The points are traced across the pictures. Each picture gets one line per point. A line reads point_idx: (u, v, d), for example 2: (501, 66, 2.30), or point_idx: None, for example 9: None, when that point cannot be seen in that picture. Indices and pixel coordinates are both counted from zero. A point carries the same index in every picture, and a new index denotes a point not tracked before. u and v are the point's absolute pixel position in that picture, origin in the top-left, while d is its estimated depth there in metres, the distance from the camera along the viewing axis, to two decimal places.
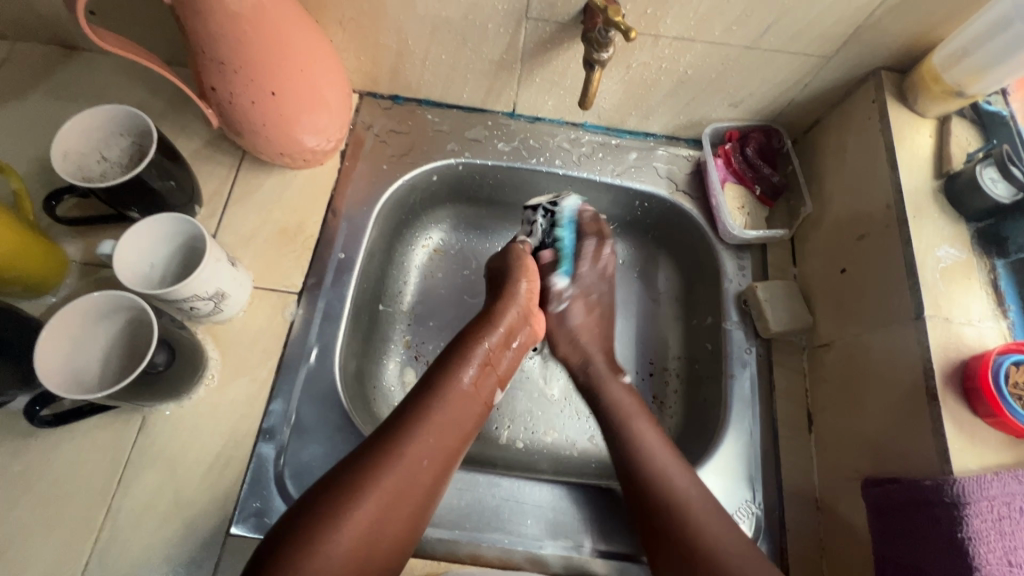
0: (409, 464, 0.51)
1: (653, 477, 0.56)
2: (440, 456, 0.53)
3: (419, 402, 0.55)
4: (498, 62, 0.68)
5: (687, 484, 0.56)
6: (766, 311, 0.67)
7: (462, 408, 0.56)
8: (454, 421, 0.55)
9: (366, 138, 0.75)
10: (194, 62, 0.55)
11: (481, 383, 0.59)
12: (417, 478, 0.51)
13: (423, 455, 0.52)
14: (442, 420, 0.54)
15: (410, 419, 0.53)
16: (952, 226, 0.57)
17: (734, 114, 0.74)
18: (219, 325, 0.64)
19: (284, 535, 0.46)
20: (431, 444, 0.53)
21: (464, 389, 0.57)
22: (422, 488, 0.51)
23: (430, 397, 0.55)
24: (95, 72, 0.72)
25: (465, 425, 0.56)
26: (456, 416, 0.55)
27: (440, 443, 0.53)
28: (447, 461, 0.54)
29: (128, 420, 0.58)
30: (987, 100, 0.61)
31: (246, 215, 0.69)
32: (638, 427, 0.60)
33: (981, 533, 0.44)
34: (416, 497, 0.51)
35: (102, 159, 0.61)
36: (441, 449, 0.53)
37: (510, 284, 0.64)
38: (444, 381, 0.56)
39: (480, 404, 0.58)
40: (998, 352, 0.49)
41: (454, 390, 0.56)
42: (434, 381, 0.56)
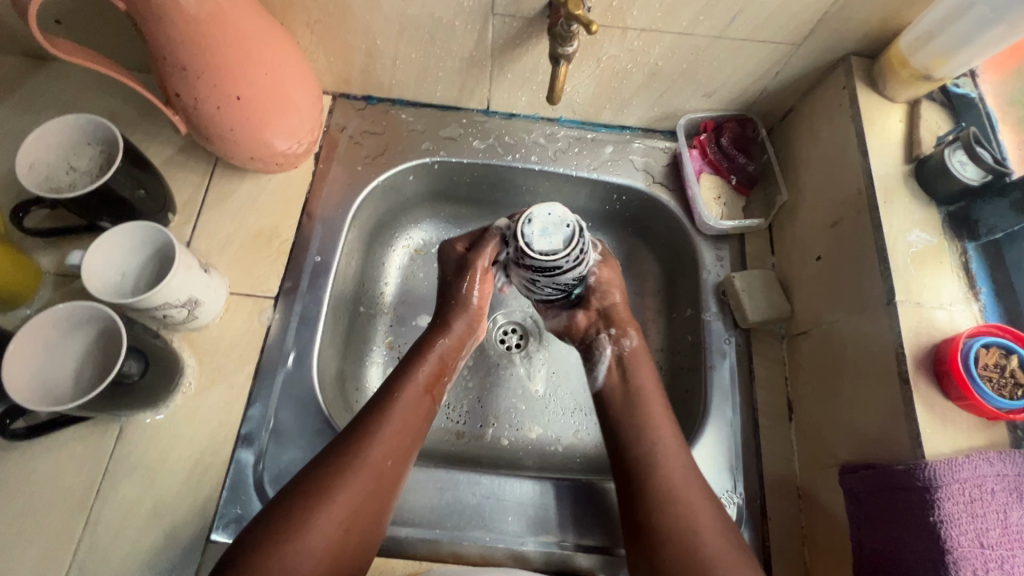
0: (370, 461, 0.51)
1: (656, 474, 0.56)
2: (400, 451, 0.53)
3: (376, 404, 0.55)
4: (469, 59, 0.68)
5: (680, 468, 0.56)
6: (744, 300, 0.67)
7: (416, 404, 0.57)
8: (411, 418, 0.56)
9: (339, 140, 0.75)
10: (157, 69, 0.55)
11: (434, 385, 0.60)
12: (380, 477, 0.51)
13: (385, 454, 0.52)
14: (400, 418, 0.55)
15: (369, 417, 0.54)
16: (923, 211, 0.57)
17: (708, 104, 0.74)
18: (195, 333, 0.64)
19: (250, 545, 0.46)
20: (391, 441, 0.53)
21: (416, 388, 0.58)
22: (385, 485, 0.52)
23: (387, 398, 0.56)
24: (63, 82, 0.72)
25: (421, 421, 0.57)
26: (413, 414, 0.56)
27: (401, 440, 0.54)
28: (407, 457, 0.54)
29: (106, 431, 0.58)
30: (955, 83, 0.61)
31: (221, 221, 0.69)
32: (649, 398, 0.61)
33: (953, 516, 0.44)
34: (381, 492, 0.51)
35: (71, 168, 0.60)
36: (401, 446, 0.54)
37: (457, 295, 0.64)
38: (399, 385, 0.57)
39: (433, 402, 0.59)
40: (968, 335, 0.49)
41: (409, 389, 0.57)
42: (392, 385, 0.57)
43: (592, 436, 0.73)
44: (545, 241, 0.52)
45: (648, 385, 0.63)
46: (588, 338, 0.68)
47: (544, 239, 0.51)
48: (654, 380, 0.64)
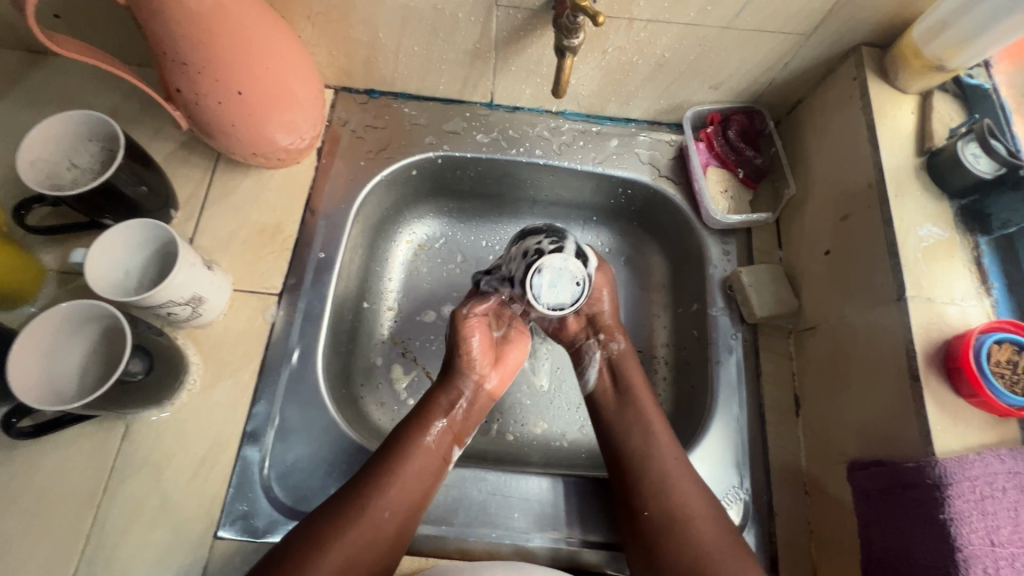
0: (369, 519, 0.52)
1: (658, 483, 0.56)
2: (401, 512, 0.54)
3: (382, 458, 0.56)
4: (472, 51, 0.67)
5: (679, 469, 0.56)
6: (751, 295, 0.67)
7: (424, 462, 0.57)
8: (416, 475, 0.56)
9: (342, 134, 0.74)
10: (157, 64, 0.54)
11: (442, 441, 0.59)
12: (378, 536, 0.52)
13: (383, 509, 0.53)
14: (404, 474, 0.55)
15: (374, 473, 0.54)
16: (935, 204, 0.56)
17: (715, 97, 0.73)
18: (200, 330, 0.64)
19: None
20: (394, 500, 0.53)
21: (425, 446, 0.58)
22: (382, 543, 0.52)
23: (393, 452, 0.56)
24: (63, 77, 0.71)
25: (427, 479, 0.56)
26: (418, 471, 0.56)
27: (401, 497, 0.54)
28: (410, 515, 0.54)
29: (112, 428, 0.58)
30: (969, 74, 0.60)
31: (223, 217, 0.69)
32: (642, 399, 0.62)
33: (964, 513, 0.44)
34: (377, 549, 0.51)
35: (73, 165, 0.60)
36: (403, 504, 0.54)
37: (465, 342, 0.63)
38: (406, 439, 0.57)
39: (443, 460, 0.59)
40: (980, 331, 0.49)
41: (416, 445, 0.57)
42: (398, 439, 0.57)
43: None
44: (556, 292, 0.58)
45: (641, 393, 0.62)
46: (577, 343, 0.68)
47: (552, 292, 0.58)
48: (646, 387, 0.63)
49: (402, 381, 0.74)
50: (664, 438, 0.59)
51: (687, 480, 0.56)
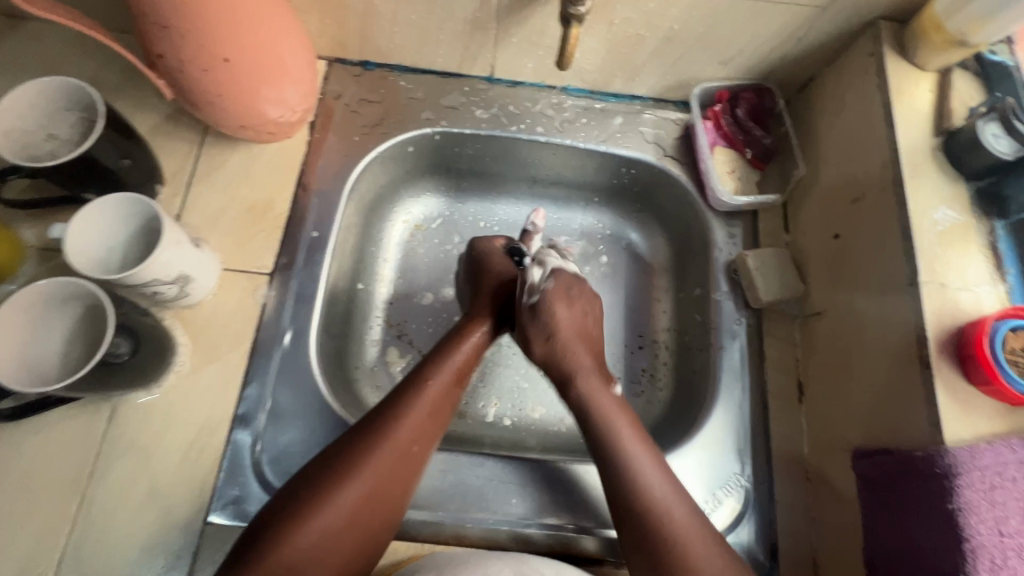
0: (399, 445, 0.51)
1: (656, 521, 0.50)
2: (427, 443, 0.53)
3: (408, 387, 0.55)
4: (472, 21, 0.63)
5: (663, 483, 0.52)
6: (756, 279, 0.65)
7: (449, 395, 0.57)
8: (441, 404, 0.56)
9: (335, 108, 0.71)
10: (137, 26, 0.50)
11: (466, 371, 0.60)
12: (407, 463, 0.51)
13: (413, 440, 0.52)
14: (430, 403, 0.55)
15: (400, 399, 0.54)
16: (951, 186, 0.54)
17: (723, 73, 0.70)
18: (188, 310, 0.61)
19: (267, 518, 0.46)
20: (421, 427, 0.53)
21: (450, 375, 0.57)
22: (409, 471, 0.52)
23: (420, 382, 0.55)
24: (42, 43, 0.68)
25: (449, 411, 0.57)
26: (443, 401, 0.56)
27: (428, 428, 0.54)
28: (433, 443, 0.54)
29: (98, 410, 0.57)
30: (990, 50, 0.57)
31: (212, 193, 0.66)
32: None
33: (973, 504, 0.43)
34: (403, 477, 0.51)
35: (51, 136, 0.57)
36: (428, 432, 0.54)
37: (486, 302, 0.65)
38: (432, 370, 0.57)
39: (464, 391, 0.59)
40: (995, 317, 0.47)
41: (443, 375, 0.57)
42: (425, 371, 0.57)
43: None
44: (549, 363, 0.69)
45: (602, 400, 0.58)
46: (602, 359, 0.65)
47: None
48: (611, 399, 0.58)
49: (397, 364, 0.73)
50: (646, 458, 0.53)
51: (684, 516, 0.50)
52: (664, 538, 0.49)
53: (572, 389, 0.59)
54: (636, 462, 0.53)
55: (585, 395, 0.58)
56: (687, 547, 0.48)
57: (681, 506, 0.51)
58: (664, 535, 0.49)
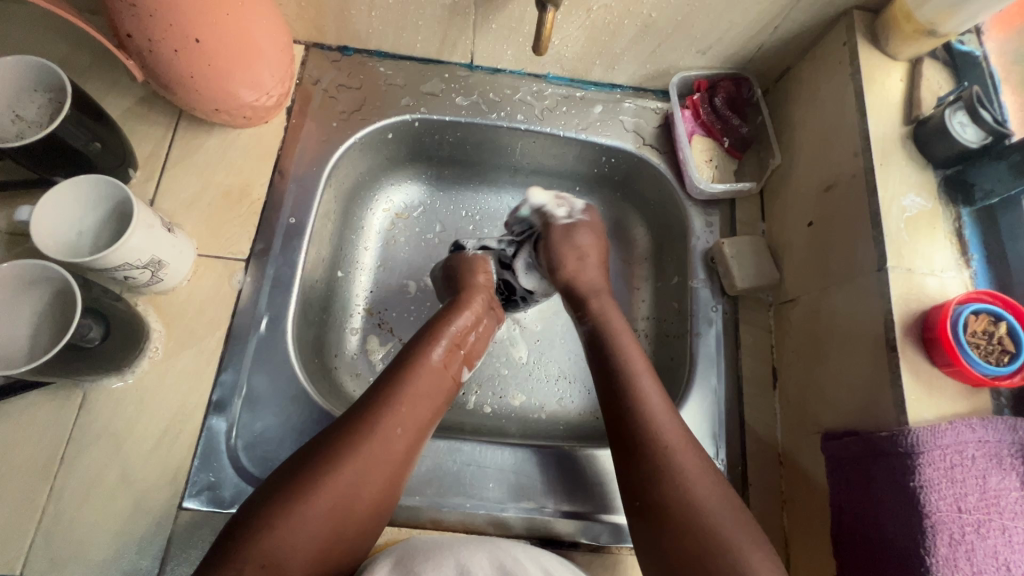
0: (388, 434, 0.51)
1: (642, 426, 0.51)
2: (413, 428, 0.53)
3: (392, 379, 0.55)
4: (450, 6, 0.63)
5: (671, 420, 0.52)
6: (732, 267, 0.66)
7: (433, 382, 0.57)
8: (429, 395, 0.56)
9: (314, 93, 0.71)
10: (104, 5, 0.49)
11: (450, 361, 0.59)
12: (389, 450, 0.51)
13: (395, 424, 0.52)
14: (417, 392, 0.55)
15: (385, 390, 0.54)
16: (919, 173, 0.55)
17: (702, 62, 0.70)
18: (162, 296, 0.61)
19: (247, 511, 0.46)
20: (408, 417, 0.53)
21: (433, 365, 0.57)
22: (398, 459, 0.52)
23: (401, 373, 0.55)
24: (9, 23, 0.66)
25: (437, 403, 0.57)
26: (428, 391, 0.56)
27: (412, 413, 0.54)
28: (420, 432, 0.54)
29: (69, 396, 0.56)
30: (960, 40, 0.58)
31: (186, 178, 0.65)
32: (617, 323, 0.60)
33: (933, 481, 0.44)
34: (390, 465, 0.51)
35: (17, 117, 0.56)
36: (413, 421, 0.54)
37: (470, 276, 0.66)
38: (416, 358, 0.57)
39: (451, 381, 0.59)
40: (958, 301, 0.48)
41: (424, 365, 0.57)
42: (408, 359, 0.57)
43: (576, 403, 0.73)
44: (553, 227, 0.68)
45: (620, 331, 0.60)
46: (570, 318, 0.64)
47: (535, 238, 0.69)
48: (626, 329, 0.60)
49: (377, 353, 0.73)
50: (652, 386, 0.54)
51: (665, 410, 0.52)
52: (649, 447, 0.50)
53: (591, 304, 0.63)
54: (643, 387, 0.54)
55: (609, 326, 0.60)
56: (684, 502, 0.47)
57: (670, 423, 0.52)
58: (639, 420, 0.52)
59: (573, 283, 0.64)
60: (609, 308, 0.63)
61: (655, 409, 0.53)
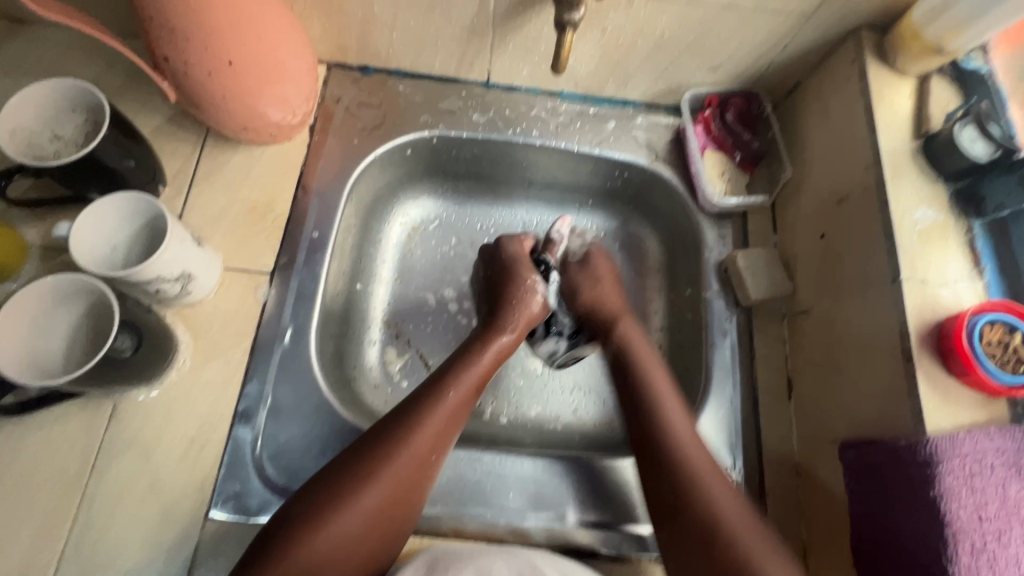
0: (417, 455, 0.52)
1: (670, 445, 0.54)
2: (444, 451, 0.54)
3: (431, 398, 0.55)
4: (469, 28, 0.65)
5: (690, 437, 0.55)
6: (745, 278, 0.67)
7: (466, 406, 0.57)
8: (459, 414, 0.56)
9: (335, 111, 0.73)
10: (144, 29, 0.52)
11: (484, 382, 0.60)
12: (423, 472, 0.52)
13: (430, 449, 0.53)
14: (446, 410, 0.55)
15: (416, 407, 0.54)
16: (930, 187, 0.56)
17: (713, 79, 0.72)
18: (189, 309, 0.62)
19: (279, 522, 0.47)
20: (436, 437, 0.54)
21: (469, 387, 0.58)
22: (425, 478, 0.52)
23: (438, 393, 0.56)
24: (45, 46, 0.69)
25: (463, 422, 0.57)
26: (461, 412, 0.57)
27: (446, 436, 0.55)
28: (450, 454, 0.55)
29: (100, 406, 0.57)
30: (966, 58, 0.60)
31: (213, 194, 0.67)
32: (639, 351, 0.63)
33: (953, 490, 0.45)
34: (421, 487, 0.52)
35: (56, 137, 0.58)
36: (446, 443, 0.55)
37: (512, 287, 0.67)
38: (452, 380, 0.57)
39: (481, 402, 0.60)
40: (972, 312, 0.49)
41: (460, 387, 0.57)
42: (446, 379, 0.57)
43: (591, 415, 0.74)
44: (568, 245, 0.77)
45: (647, 359, 0.62)
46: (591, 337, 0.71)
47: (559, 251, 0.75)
48: (648, 349, 0.64)
49: (396, 364, 0.74)
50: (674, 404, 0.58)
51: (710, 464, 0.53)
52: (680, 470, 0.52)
53: (614, 333, 0.67)
54: (665, 407, 0.57)
55: (636, 353, 0.63)
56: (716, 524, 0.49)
57: (698, 448, 0.54)
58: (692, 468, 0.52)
59: (594, 310, 0.69)
60: (634, 332, 0.66)
61: (680, 429, 0.55)
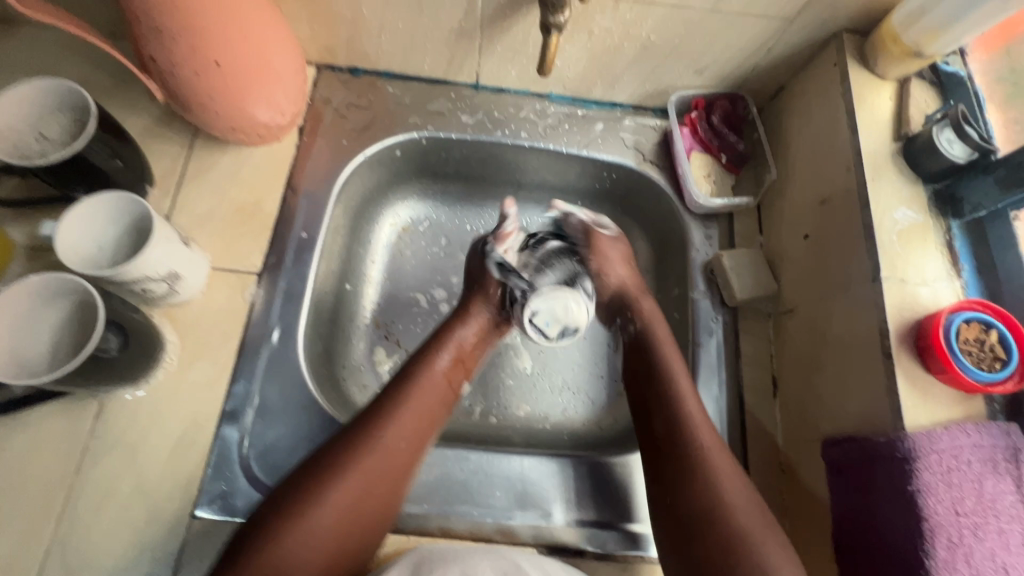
0: (384, 444, 0.52)
1: (676, 421, 0.56)
2: (414, 439, 0.55)
3: (396, 390, 0.56)
4: (457, 30, 0.66)
5: (701, 417, 0.56)
6: (731, 278, 0.68)
7: (432, 398, 0.58)
8: (427, 404, 0.57)
9: (324, 112, 0.73)
10: (131, 31, 0.52)
11: (453, 373, 0.61)
12: (393, 460, 0.53)
13: (399, 436, 0.54)
14: (416, 403, 0.56)
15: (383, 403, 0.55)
16: (910, 188, 0.57)
17: (699, 81, 0.73)
18: (177, 309, 0.62)
19: (255, 521, 0.47)
20: (405, 427, 0.54)
21: (435, 378, 0.59)
22: (397, 470, 0.53)
23: (403, 385, 0.57)
24: (33, 47, 0.69)
25: (435, 411, 0.58)
26: (430, 402, 0.57)
27: (416, 425, 0.55)
28: (422, 443, 0.56)
29: (86, 406, 0.57)
30: (945, 61, 0.61)
31: (201, 195, 0.67)
32: (645, 304, 0.66)
33: (931, 485, 0.45)
34: (395, 475, 0.53)
35: (41, 136, 0.58)
36: (416, 432, 0.55)
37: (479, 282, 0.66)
38: (418, 372, 0.58)
39: (451, 392, 0.61)
40: (949, 311, 0.50)
41: (424, 378, 0.58)
42: (410, 372, 0.59)
43: (579, 414, 0.74)
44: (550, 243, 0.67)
45: (659, 324, 0.64)
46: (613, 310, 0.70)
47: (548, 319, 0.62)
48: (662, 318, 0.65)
49: (384, 364, 0.74)
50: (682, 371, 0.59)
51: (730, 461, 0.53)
52: (680, 446, 0.54)
53: (633, 312, 0.66)
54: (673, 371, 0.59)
55: (648, 321, 0.64)
56: (724, 506, 0.50)
57: (710, 430, 0.55)
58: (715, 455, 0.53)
59: (620, 287, 0.67)
60: (655, 313, 0.65)
61: (690, 399, 0.57)
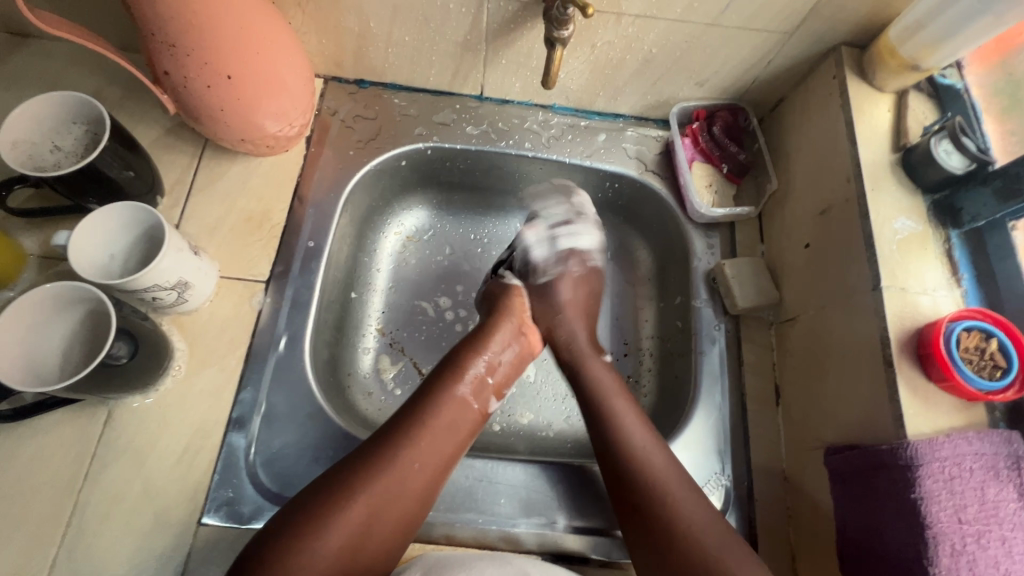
0: (398, 469, 0.51)
1: (640, 467, 0.54)
2: (431, 464, 0.53)
3: (415, 412, 0.55)
4: (462, 43, 0.67)
5: (669, 466, 0.54)
6: (733, 287, 0.68)
7: (455, 419, 0.56)
8: (446, 425, 0.55)
9: (332, 123, 0.74)
10: (145, 46, 0.53)
11: (477, 394, 0.59)
12: (405, 485, 0.51)
13: (414, 459, 0.52)
14: (435, 430, 0.54)
15: (400, 428, 0.54)
16: (909, 198, 0.58)
17: (700, 93, 0.74)
18: (185, 317, 0.63)
19: (262, 539, 0.46)
20: (423, 450, 0.53)
21: (457, 400, 0.57)
22: (410, 495, 0.51)
23: (419, 408, 0.55)
24: (47, 60, 0.70)
25: (456, 433, 0.56)
26: (450, 425, 0.56)
27: (434, 448, 0.54)
28: (441, 467, 0.54)
29: (95, 413, 0.58)
30: (942, 74, 0.63)
31: (210, 204, 0.68)
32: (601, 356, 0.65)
33: (933, 493, 0.46)
34: (408, 501, 0.51)
35: (56, 147, 0.59)
36: (434, 456, 0.54)
37: (505, 299, 0.67)
38: (437, 393, 0.57)
39: (476, 413, 0.59)
40: (949, 320, 0.51)
41: (444, 400, 0.57)
42: (427, 393, 0.57)
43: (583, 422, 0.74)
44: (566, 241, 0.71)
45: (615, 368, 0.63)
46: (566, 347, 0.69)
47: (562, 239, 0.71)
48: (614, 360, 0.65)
49: (389, 371, 0.75)
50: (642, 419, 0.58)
51: (689, 498, 0.52)
52: (649, 493, 0.52)
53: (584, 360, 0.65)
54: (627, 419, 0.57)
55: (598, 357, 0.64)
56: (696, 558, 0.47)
57: (680, 478, 0.53)
58: (660, 488, 0.52)
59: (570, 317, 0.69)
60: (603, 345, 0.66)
61: (651, 448, 0.55)
